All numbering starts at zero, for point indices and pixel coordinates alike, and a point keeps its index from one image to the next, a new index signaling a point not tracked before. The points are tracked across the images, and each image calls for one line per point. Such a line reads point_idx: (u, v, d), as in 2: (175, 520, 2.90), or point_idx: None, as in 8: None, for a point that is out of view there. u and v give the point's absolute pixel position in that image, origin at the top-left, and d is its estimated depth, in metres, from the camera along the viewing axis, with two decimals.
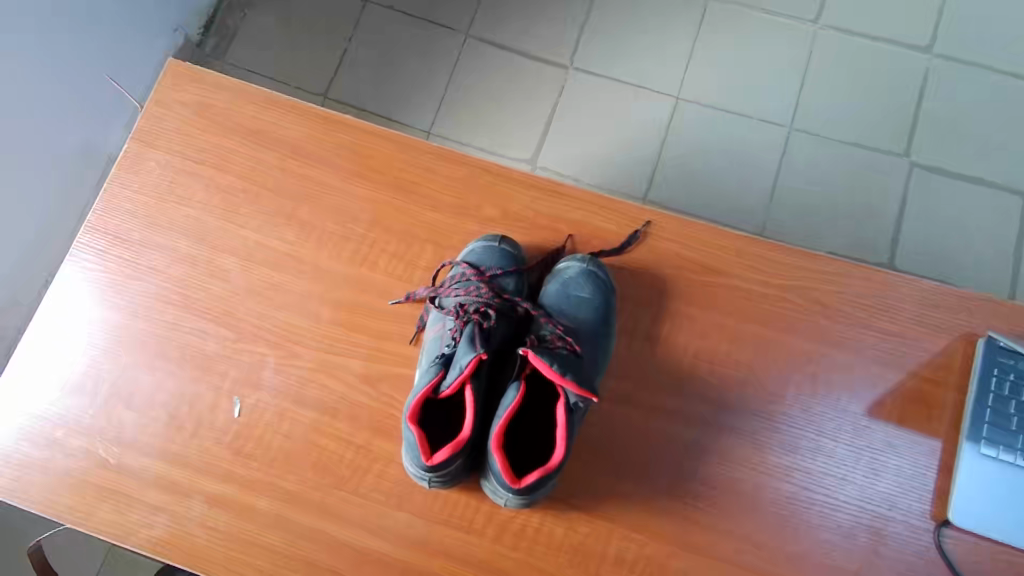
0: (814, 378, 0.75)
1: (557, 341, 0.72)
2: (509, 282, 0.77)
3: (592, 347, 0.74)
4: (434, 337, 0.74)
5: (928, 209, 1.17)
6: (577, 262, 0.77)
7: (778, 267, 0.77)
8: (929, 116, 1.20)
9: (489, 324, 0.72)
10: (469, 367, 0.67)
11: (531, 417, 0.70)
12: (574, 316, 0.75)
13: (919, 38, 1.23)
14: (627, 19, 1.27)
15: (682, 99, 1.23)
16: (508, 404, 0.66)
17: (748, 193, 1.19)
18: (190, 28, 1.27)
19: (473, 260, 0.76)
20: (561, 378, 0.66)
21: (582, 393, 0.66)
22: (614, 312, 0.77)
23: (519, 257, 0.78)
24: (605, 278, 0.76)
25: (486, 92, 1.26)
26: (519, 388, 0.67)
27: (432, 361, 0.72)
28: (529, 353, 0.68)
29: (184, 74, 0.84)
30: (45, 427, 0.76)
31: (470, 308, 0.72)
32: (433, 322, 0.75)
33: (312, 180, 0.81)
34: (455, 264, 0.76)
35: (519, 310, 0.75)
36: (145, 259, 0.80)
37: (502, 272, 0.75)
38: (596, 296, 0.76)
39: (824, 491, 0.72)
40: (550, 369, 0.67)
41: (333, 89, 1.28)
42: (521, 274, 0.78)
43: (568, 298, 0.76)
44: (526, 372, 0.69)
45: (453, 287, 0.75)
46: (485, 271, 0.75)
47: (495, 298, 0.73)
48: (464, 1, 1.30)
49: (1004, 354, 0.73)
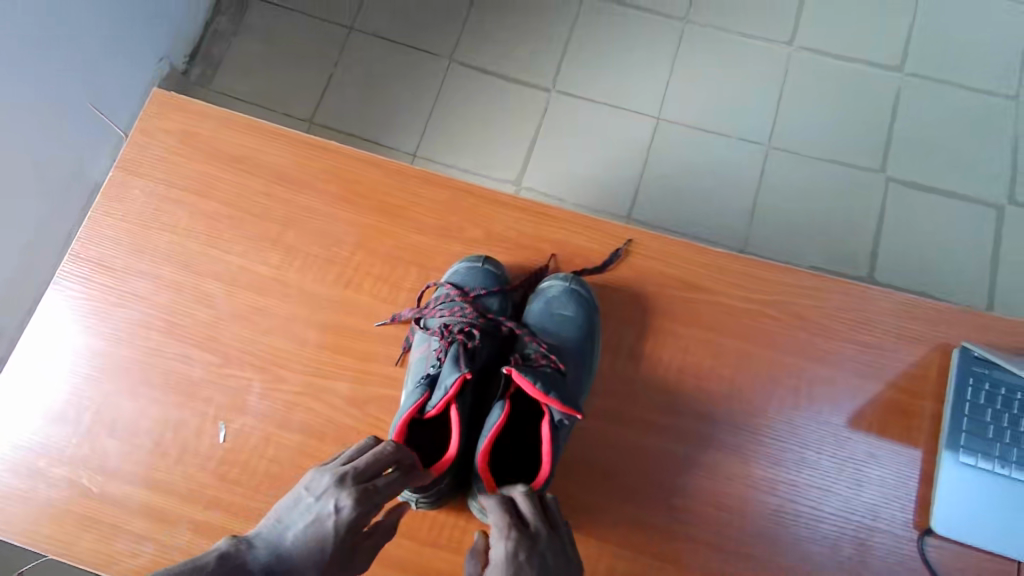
0: (797, 391, 0.76)
1: (541, 359, 0.73)
2: (493, 302, 0.78)
3: (577, 365, 0.75)
4: (419, 358, 0.74)
5: (904, 223, 1.20)
6: (560, 280, 0.78)
7: (758, 282, 0.79)
8: (901, 133, 1.23)
9: (473, 343, 0.72)
10: (454, 386, 0.68)
11: (517, 435, 0.71)
12: (558, 334, 0.76)
13: (890, 59, 1.27)
14: (608, 43, 1.30)
15: (663, 119, 1.26)
16: (493, 422, 0.66)
17: (729, 209, 1.21)
18: (176, 57, 1.29)
19: (458, 281, 0.77)
20: (546, 396, 0.67)
21: (566, 410, 0.66)
22: (597, 329, 0.78)
23: (502, 277, 0.78)
24: (587, 296, 0.78)
25: (471, 114, 1.28)
26: (504, 406, 0.67)
27: (418, 381, 0.72)
28: (513, 371, 0.68)
29: (169, 102, 0.85)
30: (27, 457, 0.75)
31: (455, 328, 0.73)
32: (418, 343, 0.75)
33: (296, 205, 0.82)
34: (440, 285, 0.77)
35: (503, 329, 0.76)
36: (129, 286, 0.80)
37: (486, 292, 0.76)
38: (579, 313, 0.77)
39: (809, 503, 0.73)
40: (534, 387, 0.67)
41: (319, 113, 1.30)
42: (505, 294, 0.79)
43: (552, 316, 0.77)
44: (511, 391, 0.69)
45: (438, 307, 0.75)
46: (469, 291, 0.75)
47: (480, 318, 0.74)
48: (447, 27, 1.32)
49: (980, 364, 0.74)
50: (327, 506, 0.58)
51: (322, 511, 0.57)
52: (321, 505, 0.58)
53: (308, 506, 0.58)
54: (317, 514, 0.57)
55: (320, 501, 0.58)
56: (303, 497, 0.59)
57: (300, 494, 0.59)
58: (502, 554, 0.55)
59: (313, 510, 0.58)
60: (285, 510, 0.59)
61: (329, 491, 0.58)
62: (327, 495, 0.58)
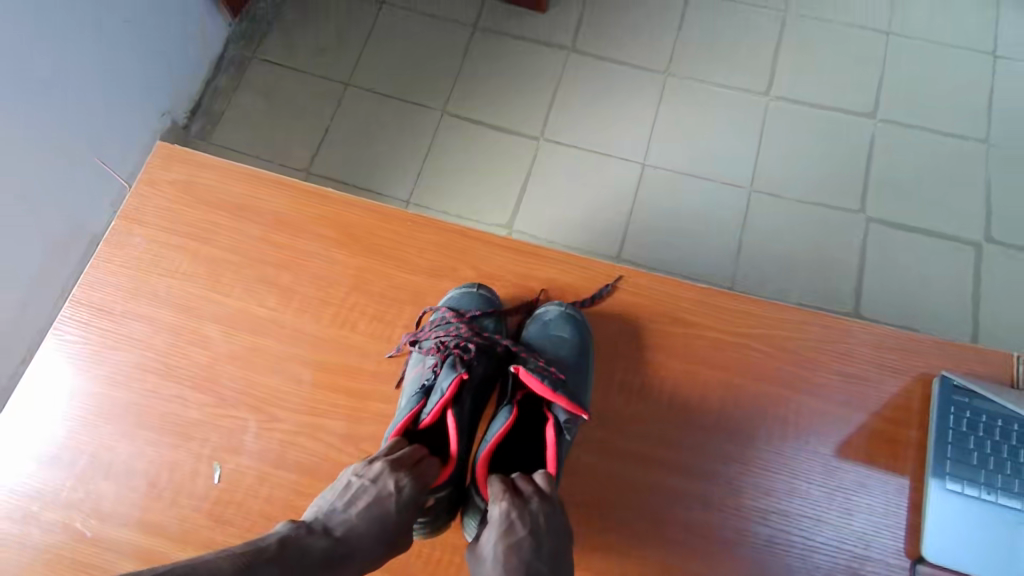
0: (785, 421, 0.77)
1: (542, 369, 0.73)
2: (489, 322, 0.79)
3: (575, 380, 0.77)
4: (415, 376, 0.76)
5: (887, 260, 1.24)
6: (556, 306, 0.81)
7: (745, 315, 0.81)
8: (878, 175, 1.29)
9: (469, 357, 0.74)
10: (449, 391, 0.70)
11: (510, 454, 0.72)
12: (554, 352, 0.78)
13: (864, 107, 1.33)
14: (594, 94, 1.36)
15: (648, 164, 1.31)
16: (498, 429, 0.69)
17: (717, 249, 1.25)
18: (177, 113, 1.34)
19: (453, 304, 0.80)
20: (554, 394, 0.70)
21: (573, 409, 0.69)
22: (592, 351, 0.80)
23: (495, 303, 0.81)
24: (581, 321, 0.80)
25: (463, 163, 1.33)
26: (511, 412, 0.70)
27: (413, 393, 0.74)
28: (520, 369, 0.71)
29: (172, 154, 0.89)
30: (21, 502, 0.75)
31: (450, 343, 0.75)
32: (415, 363, 0.78)
33: (293, 249, 0.85)
34: (438, 309, 0.79)
35: (499, 348, 0.78)
36: (128, 329, 0.82)
37: (481, 313, 0.78)
38: (575, 334, 0.79)
39: (802, 533, 0.73)
40: (541, 385, 0.70)
41: (316, 162, 1.35)
42: (500, 316, 0.81)
43: (549, 335, 0.79)
44: (516, 398, 0.73)
45: (434, 329, 0.77)
46: (464, 313, 0.77)
47: (476, 336, 0.76)
48: (441, 82, 1.39)
49: (959, 392, 0.76)
50: (385, 487, 0.62)
51: (380, 491, 0.62)
52: (379, 486, 0.62)
53: (364, 488, 0.62)
54: (375, 495, 0.61)
55: (377, 483, 0.62)
56: (356, 482, 0.63)
57: (351, 481, 0.63)
58: (497, 514, 0.60)
59: (369, 491, 0.62)
60: (338, 497, 0.63)
61: (385, 473, 0.62)
62: (383, 477, 0.62)
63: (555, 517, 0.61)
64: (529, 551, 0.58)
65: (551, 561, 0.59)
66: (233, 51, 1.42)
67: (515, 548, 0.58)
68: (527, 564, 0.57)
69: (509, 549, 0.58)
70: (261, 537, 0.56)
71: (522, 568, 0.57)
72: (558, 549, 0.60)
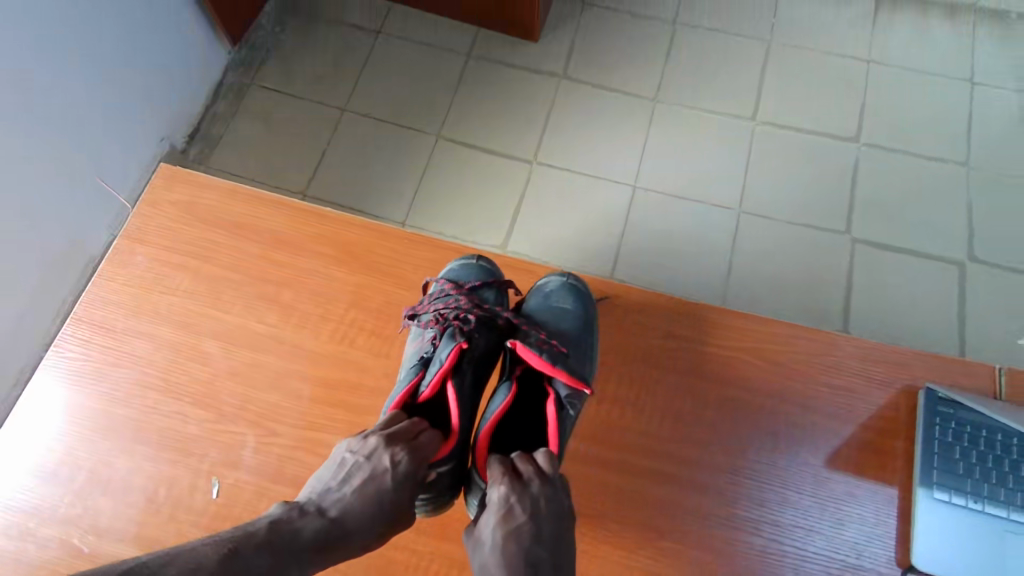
0: (777, 434, 0.79)
1: (543, 343, 0.75)
2: (489, 293, 0.81)
3: (577, 354, 0.78)
4: (414, 348, 0.79)
5: (873, 279, 1.27)
6: (558, 277, 0.84)
7: (735, 330, 0.83)
8: (862, 197, 1.32)
9: (469, 328, 0.75)
10: (448, 361, 0.71)
11: (510, 430, 0.74)
12: (557, 326, 0.79)
13: (847, 131, 1.38)
14: (586, 119, 1.40)
15: (639, 187, 1.34)
16: (498, 403, 0.70)
17: (708, 268, 1.28)
18: (176, 137, 1.37)
19: (452, 276, 0.84)
20: (555, 369, 0.71)
21: (574, 385, 0.71)
22: (594, 324, 0.82)
23: (496, 272, 0.85)
24: (583, 292, 0.83)
25: (458, 186, 1.36)
26: (510, 388, 0.71)
27: (413, 364, 0.76)
28: (518, 346, 0.72)
29: (174, 175, 0.91)
30: (17, 519, 0.75)
31: (450, 315, 0.75)
32: (414, 336, 0.80)
33: (293, 267, 0.86)
34: (436, 281, 0.80)
35: (500, 321, 0.78)
36: (129, 346, 0.83)
37: (481, 284, 0.80)
38: (576, 306, 0.81)
39: (794, 543, 0.74)
40: (542, 360, 0.71)
41: (313, 185, 1.37)
42: (502, 289, 0.82)
43: (551, 307, 0.81)
44: (516, 372, 0.75)
45: (432, 303, 0.77)
46: (464, 284, 0.81)
47: (475, 308, 0.76)
48: (436, 108, 1.42)
49: (944, 403, 0.78)
50: (380, 463, 0.61)
51: (375, 468, 0.61)
52: (373, 463, 0.62)
53: (359, 465, 0.62)
54: (369, 472, 0.61)
55: (372, 459, 0.62)
56: (350, 460, 0.63)
57: (346, 458, 0.63)
58: (496, 497, 0.60)
59: (363, 468, 0.62)
60: (333, 475, 0.63)
61: (379, 448, 0.62)
62: (377, 453, 0.62)
63: (555, 501, 0.61)
64: (528, 536, 0.58)
65: (551, 546, 0.59)
66: (232, 78, 1.45)
67: (514, 532, 0.58)
68: (526, 549, 0.58)
69: (508, 535, 0.58)
70: (253, 520, 0.56)
71: (520, 554, 0.57)
72: (558, 532, 0.61)
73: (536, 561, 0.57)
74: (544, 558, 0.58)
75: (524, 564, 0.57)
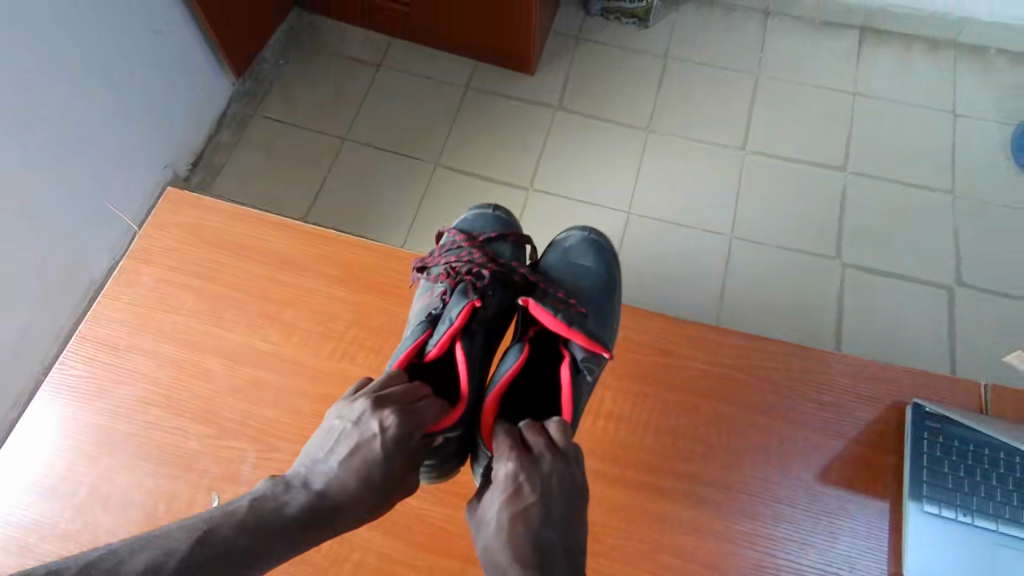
0: (770, 448, 0.80)
1: (559, 304, 0.77)
2: (505, 248, 0.84)
3: (597, 315, 0.80)
4: (422, 304, 0.81)
5: (864, 302, 1.29)
6: (578, 234, 0.88)
7: (726, 347, 0.85)
8: (850, 223, 1.36)
9: (482, 284, 0.76)
10: (459, 318, 0.73)
11: (515, 398, 0.74)
12: (576, 282, 0.83)
13: (835, 160, 1.42)
14: (581, 149, 1.44)
15: (633, 213, 1.38)
16: (509, 365, 0.71)
17: (701, 292, 1.31)
18: (179, 165, 1.40)
19: (467, 226, 0.89)
20: (570, 330, 0.73)
21: (591, 348, 0.73)
22: (614, 286, 0.84)
23: (512, 224, 0.91)
24: (603, 252, 0.86)
25: (456, 211, 1.39)
26: (521, 351, 0.72)
27: (420, 320, 0.78)
28: (530, 303, 0.73)
29: (180, 198, 0.93)
30: (17, 534, 0.75)
31: (462, 269, 0.77)
32: (422, 292, 0.82)
33: (295, 287, 0.88)
34: (449, 235, 0.83)
35: (515, 279, 0.79)
36: (131, 364, 0.85)
37: (496, 238, 0.84)
38: (596, 264, 0.85)
39: (789, 556, 0.75)
40: (558, 321, 0.73)
41: (314, 211, 1.40)
42: (517, 245, 0.85)
43: (570, 263, 0.85)
44: (527, 334, 0.76)
45: (444, 256, 0.80)
46: (478, 239, 0.83)
47: (489, 263, 0.79)
48: (435, 137, 1.46)
49: (931, 417, 0.80)
50: (369, 428, 0.61)
51: (363, 433, 0.61)
52: (362, 429, 0.61)
53: (348, 431, 0.62)
54: (358, 438, 0.61)
55: (360, 425, 0.61)
56: (340, 426, 0.63)
57: (336, 424, 0.63)
58: (503, 476, 0.61)
59: (352, 434, 0.61)
60: (325, 443, 0.63)
61: (368, 414, 0.61)
62: (366, 419, 0.61)
63: (568, 479, 0.61)
64: (538, 518, 0.59)
65: (560, 529, 0.60)
66: (235, 107, 1.49)
67: (522, 514, 0.59)
68: (536, 532, 0.58)
69: (516, 517, 0.59)
70: (238, 499, 0.58)
71: (530, 537, 0.58)
72: (569, 512, 0.61)
73: (546, 544, 0.58)
74: (554, 540, 0.59)
75: (534, 547, 0.58)
